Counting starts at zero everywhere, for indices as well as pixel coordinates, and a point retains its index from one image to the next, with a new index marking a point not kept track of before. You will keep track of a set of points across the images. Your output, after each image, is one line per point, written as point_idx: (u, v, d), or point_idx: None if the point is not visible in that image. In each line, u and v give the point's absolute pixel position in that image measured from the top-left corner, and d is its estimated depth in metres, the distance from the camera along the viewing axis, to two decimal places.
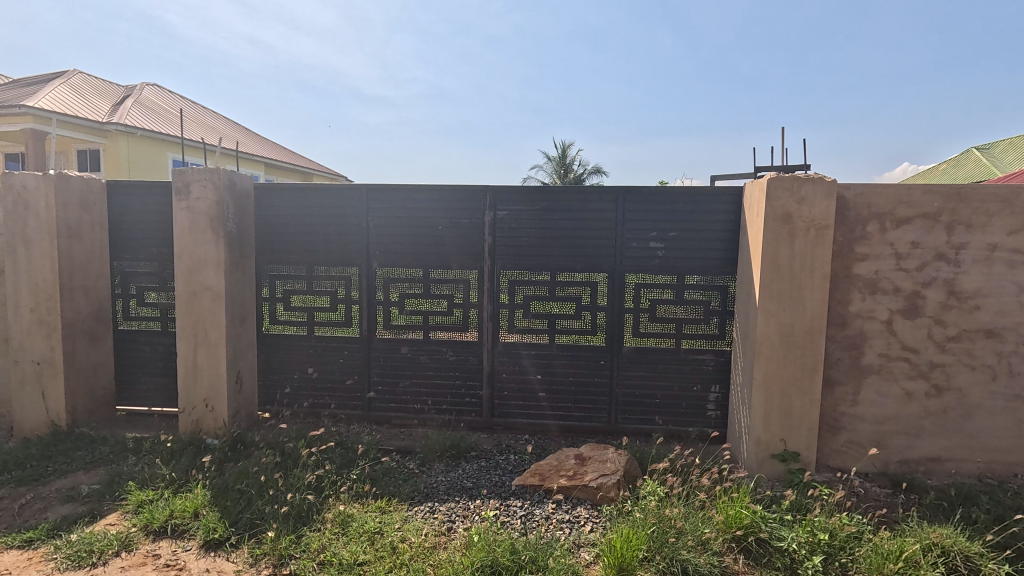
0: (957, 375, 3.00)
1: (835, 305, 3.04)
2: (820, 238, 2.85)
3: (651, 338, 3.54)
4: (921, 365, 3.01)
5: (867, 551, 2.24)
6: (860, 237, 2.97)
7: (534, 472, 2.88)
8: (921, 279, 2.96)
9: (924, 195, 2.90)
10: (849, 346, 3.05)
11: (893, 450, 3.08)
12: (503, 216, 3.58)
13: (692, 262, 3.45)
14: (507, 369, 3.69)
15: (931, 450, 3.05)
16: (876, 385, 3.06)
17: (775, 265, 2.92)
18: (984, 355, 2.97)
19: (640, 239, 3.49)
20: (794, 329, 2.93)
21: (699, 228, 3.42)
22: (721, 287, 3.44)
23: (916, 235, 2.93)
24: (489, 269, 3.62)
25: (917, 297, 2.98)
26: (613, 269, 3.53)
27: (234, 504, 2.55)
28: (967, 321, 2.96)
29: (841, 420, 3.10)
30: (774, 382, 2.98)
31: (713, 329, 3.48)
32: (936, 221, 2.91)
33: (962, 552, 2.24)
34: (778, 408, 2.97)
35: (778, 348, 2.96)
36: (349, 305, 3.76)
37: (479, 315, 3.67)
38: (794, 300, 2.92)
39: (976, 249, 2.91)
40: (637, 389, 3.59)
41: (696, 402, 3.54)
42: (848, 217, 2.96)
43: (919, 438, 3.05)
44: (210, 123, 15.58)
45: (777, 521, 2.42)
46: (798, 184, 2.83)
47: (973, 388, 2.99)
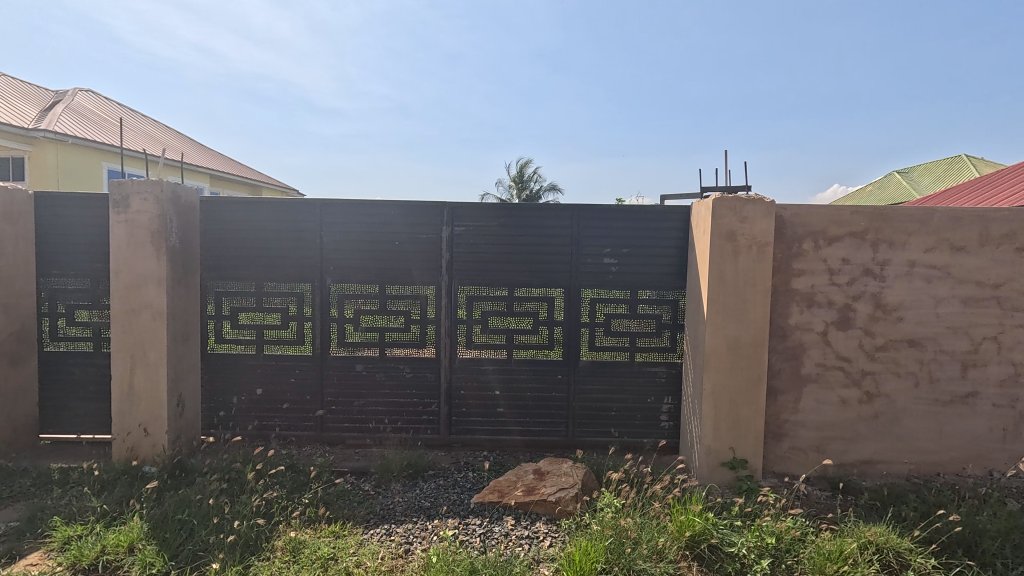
0: (885, 383, 3.23)
1: (776, 318, 3.21)
2: (762, 254, 3.03)
3: (606, 352, 3.62)
4: (854, 374, 3.23)
5: (810, 551, 2.37)
6: (797, 253, 3.17)
7: (493, 488, 2.87)
8: (851, 293, 3.19)
9: (852, 215, 3.14)
10: (790, 357, 3.23)
11: (832, 454, 3.26)
12: (461, 232, 3.59)
13: (644, 278, 3.58)
14: (465, 385, 3.67)
15: (865, 453, 3.25)
16: (814, 393, 3.24)
17: (720, 280, 3.07)
18: (908, 363, 3.21)
19: (595, 254, 3.58)
20: (740, 341, 3.08)
21: (650, 244, 3.55)
22: (672, 301, 3.58)
23: (846, 252, 3.16)
24: (446, 285, 3.61)
25: (848, 309, 3.20)
26: (569, 284, 3.60)
27: (174, 536, 2.39)
28: (892, 331, 3.20)
29: (784, 427, 3.26)
30: (723, 391, 3.11)
31: (665, 342, 3.60)
32: (863, 240, 3.15)
33: (894, 548, 2.40)
34: (727, 417, 3.11)
35: (725, 359, 3.10)
36: (301, 323, 3.66)
37: (436, 331, 3.65)
38: (740, 314, 3.07)
39: (898, 265, 3.16)
40: (593, 402, 3.65)
41: (650, 414, 3.63)
42: (786, 235, 3.16)
43: (854, 442, 3.25)
44: (151, 132, 14.85)
45: (727, 527, 2.51)
46: (740, 205, 3.01)
47: (899, 393, 3.23)
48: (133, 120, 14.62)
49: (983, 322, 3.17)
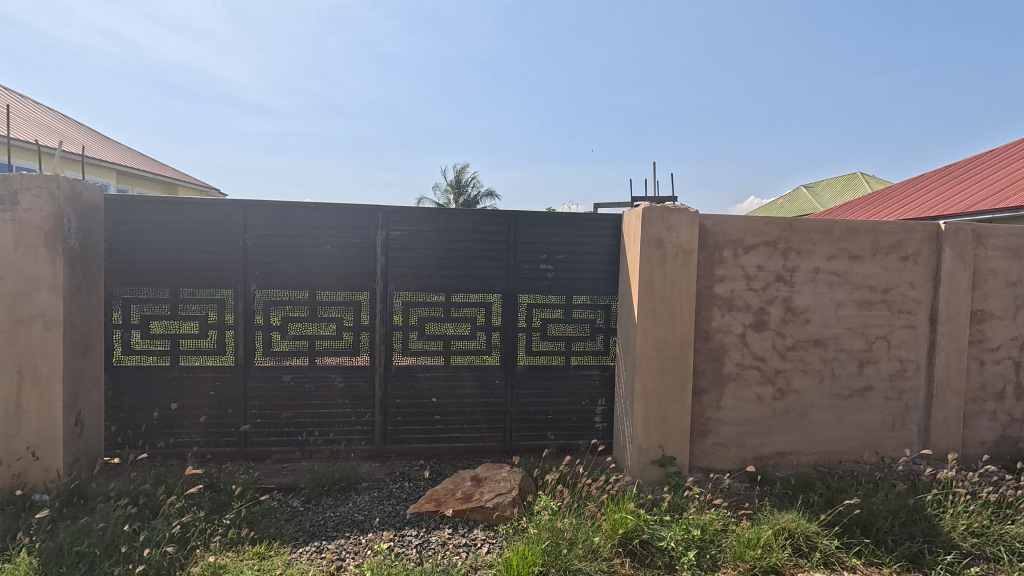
0: (795, 380, 3.51)
1: (700, 321, 3.41)
2: (687, 261, 3.22)
3: (543, 356, 3.68)
4: (768, 372, 3.48)
5: (731, 540, 2.52)
6: (718, 260, 3.38)
7: (430, 498, 2.82)
8: (765, 297, 3.44)
9: (765, 225, 3.40)
10: (712, 357, 3.43)
11: (750, 448, 3.49)
12: (396, 236, 3.52)
13: (579, 283, 3.67)
14: (400, 393, 3.58)
15: (779, 446, 3.51)
16: (734, 391, 3.47)
17: (650, 286, 3.22)
18: (814, 361, 3.51)
19: (531, 260, 3.63)
20: (668, 343, 3.24)
21: (584, 251, 3.66)
22: (605, 306, 3.70)
23: (761, 259, 3.42)
24: (381, 291, 3.53)
25: (763, 313, 3.45)
26: (506, 289, 3.62)
27: (71, 571, 2.15)
28: (801, 332, 3.49)
29: (708, 424, 3.46)
30: (652, 392, 3.25)
31: (599, 346, 3.71)
32: (776, 248, 3.42)
33: (804, 533, 2.61)
34: (656, 416, 3.25)
35: (655, 361, 3.24)
36: (221, 331, 3.43)
37: (370, 338, 3.55)
38: (667, 317, 3.24)
39: (805, 272, 3.46)
40: (530, 407, 3.69)
41: (584, 416, 3.72)
42: (709, 243, 3.36)
43: (769, 435, 3.50)
44: (45, 122, 13.38)
45: (657, 522, 2.62)
46: (667, 214, 3.18)
47: (807, 389, 3.52)
48: (22, 107, 13.11)
49: (875, 323, 3.53)
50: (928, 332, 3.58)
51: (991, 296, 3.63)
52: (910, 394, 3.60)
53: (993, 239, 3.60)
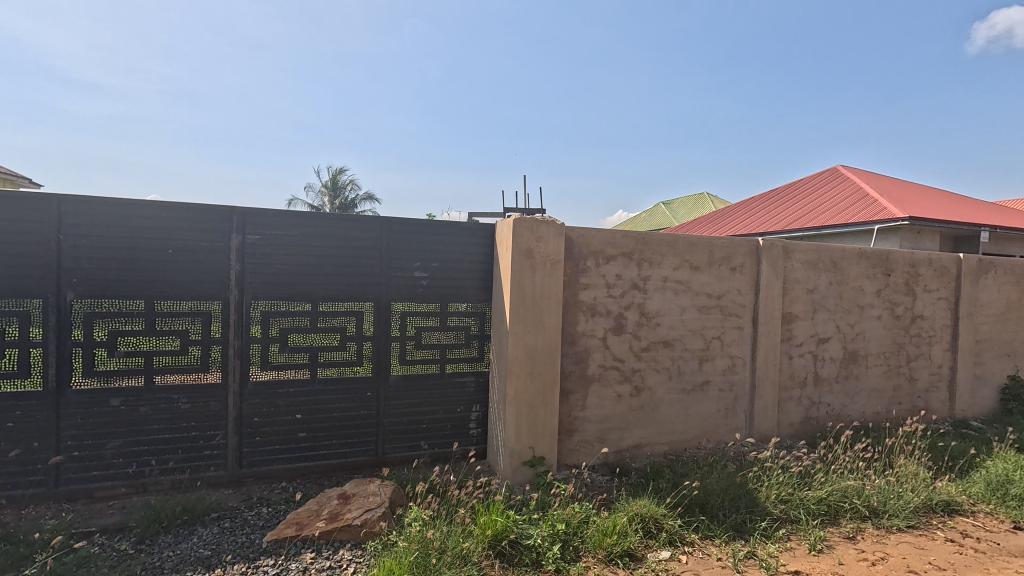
0: (648, 378, 3.89)
1: (567, 326, 3.63)
2: (553, 270, 3.42)
3: (417, 365, 3.63)
4: (626, 372, 3.81)
5: (591, 531, 2.71)
6: (582, 269, 3.64)
7: (290, 522, 2.62)
8: (623, 304, 3.77)
9: (622, 238, 3.74)
10: (578, 360, 3.67)
11: (611, 442, 3.78)
12: (255, 241, 3.25)
13: (453, 291, 3.70)
14: (259, 411, 3.29)
15: (635, 438, 3.85)
16: (597, 391, 3.74)
17: (520, 293, 3.35)
18: (663, 360, 3.92)
19: (405, 268, 3.58)
20: (536, 348, 3.41)
21: (458, 259, 3.70)
22: (478, 313, 3.77)
23: (619, 268, 3.75)
24: (236, 300, 3.22)
25: (621, 318, 3.77)
26: (378, 297, 3.52)
27: None
28: (652, 335, 3.88)
29: (574, 423, 3.68)
30: (523, 396, 3.38)
31: (473, 352, 3.76)
32: (632, 259, 3.78)
33: (653, 516, 2.89)
34: (526, 419, 3.39)
35: (525, 366, 3.38)
36: (26, 349, 2.87)
37: (223, 352, 3.22)
38: (536, 324, 3.40)
39: (655, 280, 3.86)
40: (404, 417, 3.61)
41: (459, 423, 3.74)
42: (574, 253, 3.60)
43: (627, 430, 3.83)
44: None
45: (526, 521, 2.73)
46: (536, 225, 3.36)
47: (658, 386, 3.92)
48: None
49: (712, 326, 4.05)
50: (751, 332, 4.20)
51: (796, 301, 4.37)
52: (739, 385, 4.18)
53: (796, 254, 4.35)
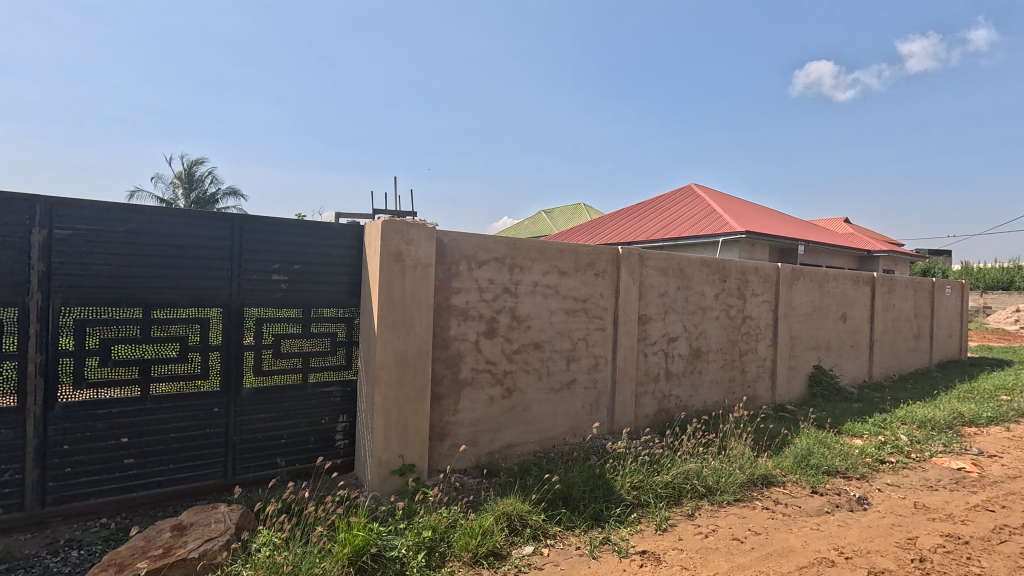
0: (519, 380, 4.01)
1: (439, 330, 3.60)
2: (424, 274, 3.39)
3: (275, 376, 3.36)
4: (498, 374, 3.89)
5: (457, 534, 2.72)
6: (455, 273, 3.65)
7: (106, 563, 2.23)
8: (495, 307, 3.85)
9: (494, 243, 3.83)
10: (450, 364, 3.66)
11: (483, 444, 3.83)
12: (67, 237, 2.77)
13: (318, 295, 3.49)
14: (70, 438, 2.79)
15: (506, 439, 3.95)
16: (469, 394, 3.76)
17: (389, 298, 3.26)
18: (533, 361, 4.08)
19: (261, 270, 3.29)
20: (406, 353, 3.33)
21: (324, 262, 3.50)
22: (346, 319, 3.59)
23: (491, 273, 3.82)
24: (40, 307, 2.71)
25: (493, 321, 3.85)
26: (228, 303, 3.19)
27: None
28: (523, 337, 4.01)
29: (446, 428, 3.66)
30: (391, 403, 3.28)
31: (339, 360, 3.57)
32: (503, 264, 3.88)
33: (519, 514, 2.98)
34: (396, 426, 3.30)
35: (394, 372, 3.29)
36: None
37: (20, 370, 2.69)
38: (406, 329, 3.33)
39: (526, 285, 4.00)
40: (259, 433, 3.31)
41: (324, 436, 3.52)
42: (446, 257, 3.60)
43: (498, 431, 3.90)
44: None
45: (390, 532, 2.64)
46: (406, 228, 3.30)
47: (529, 386, 4.06)
48: None
49: (578, 327, 4.31)
50: (613, 333, 4.54)
51: (650, 304, 4.82)
52: (602, 383, 4.49)
53: (651, 261, 4.80)
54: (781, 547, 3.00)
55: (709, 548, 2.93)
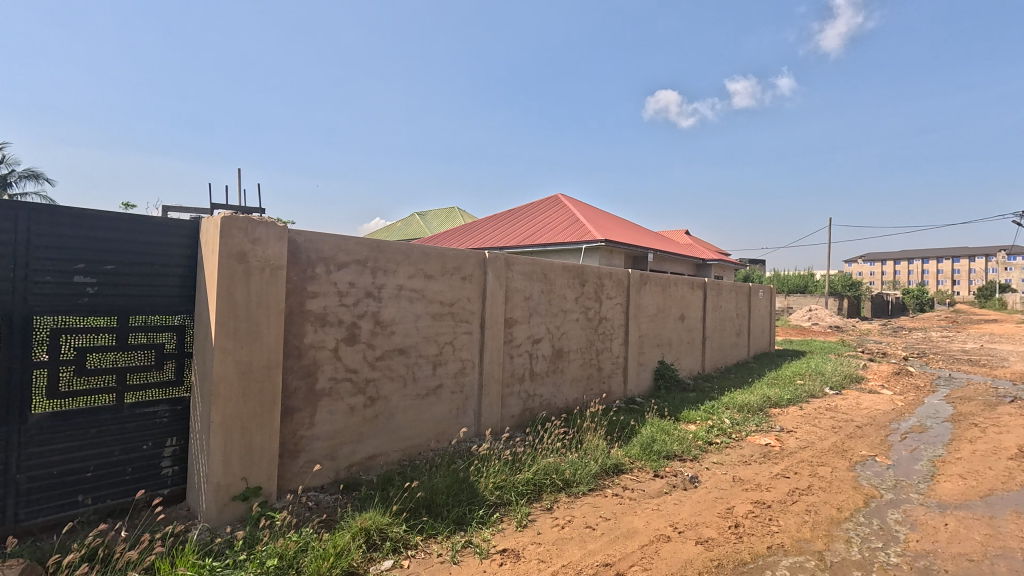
0: (383, 387, 3.86)
1: (292, 338, 3.32)
2: (274, 276, 3.10)
3: (78, 398, 2.80)
4: (359, 383, 3.70)
5: (309, 558, 2.53)
6: (310, 276, 3.39)
7: None
8: (356, 312, 3.66)
9: (355, 245, 3.65)
10: (305, 374, 3.39)
11: (342, 458, 3.60)
12: None
13: (139, 301, 2.99)
14: None
15: (368, 450, 3.76)
16: (327, 406, 3.51)
17: (230, 303, 2.91)
18: (398, 367, 3.95)
19: (59, 271, 2.73)
20: (252, 364, 3.01)
21: (147, 262, 3.02)
22: (176, 328, 3.13)
23: (351, 276, 3.62)
24: None
25: (354, 327, 3.65)
26: (10, 311, 2.59)
27: None
28: (387, 343, 3.86)
29: (300, 443, 3.37)
30: (233, 421, 2.94)
31: (168, 376, 3.11)
32: (365, 266, 3.70)
33: (378, 527, 2.87)
34: (238, 447, 2.95)
35: (236, 385, 2.95)
36: None
37: None
38: (252, 337, 3.01)
39: (390, 289, 3.87)
40: (55, 468, 2.73)
41: (146, 464, 3.02)
42: (300, 259, 3.34)
43: (360, 442, 3.70)
44: None
45: (225, 567, 2.39)
46: (252, 226, 3.00)
47: (393, 393, 3.92)
48: None
49: (444, 331, 4.28)
50: (479, 336, 4.59)
51: (516, 307, 4.97)
52: (469, 386, 4.52)
53: (516, 265, 4.96)
54: (626, 529, 3.28)
55: (564, 539, 3.10)
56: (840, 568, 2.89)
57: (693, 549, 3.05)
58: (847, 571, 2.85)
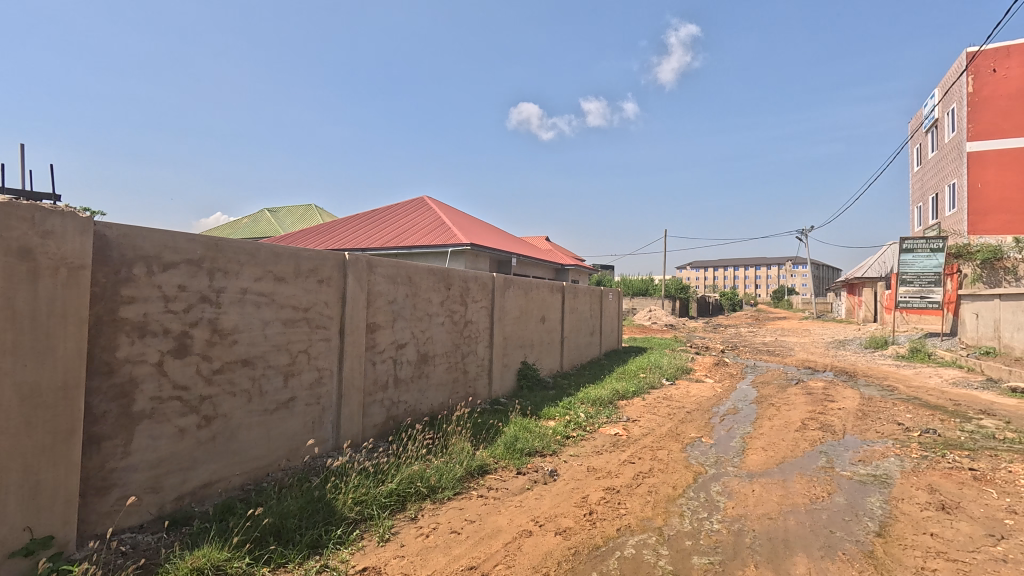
0: (222, 405, 3.40)
1: (99, 352, 2.76)
2: (73, 278, 2.55)
3: None
4: (191, 401, 3.21)
5: None
6: (125, 278, 2.86)
7: None
8: (188, 320, 3.17)
9: (187, 242, 3.18)
10: (118, 395, 2.84)
11: (168, 490, 3.09)
12: None
13: None
14: None
15: (203, 477, 3.28)
16: (148, 430, 2.98)
17: (7, 311, 2.32)
18: (241, 381, 3.51)
19: None
20: (40, 386, 2.43)
21: None
22: None
23: (182, 278, 3.14)
24: None
25: (185, 337, 3.16)
26: None
27: None
28: (227, 354, 3.41)
29: (110, 478, 2.81)
30: (10, 458, 2.34)
31: None
32: (200, 267, 3.23)
33: (213, 564, 2.55)
34: (18, 490, 2.36)
35: (16, 414, 2.35)
36: None
37: None
38: (40, 352, 2.43)
39: (231, 293, 3.43)
40: None
41: None
42: (111, 258, 2.80)
43: (192, 469, 3.21)
44: None
45: None
46: (41, 216, 2.43)
47: (235, 410, 3.47)
48: None
49: (298, 339, 3.92)
50: (338, 343, 4.30)
51: (378, 311, 4.76)
52: (326, 397, 4.20)
53: (379, 268, 4.76)
54: (490, 529, 3.33)
55: (429, 547, 3.04)
56: (675, 539, 3.27)
57: (552, 540, 3.20)
58: (680, 542, 3.23)
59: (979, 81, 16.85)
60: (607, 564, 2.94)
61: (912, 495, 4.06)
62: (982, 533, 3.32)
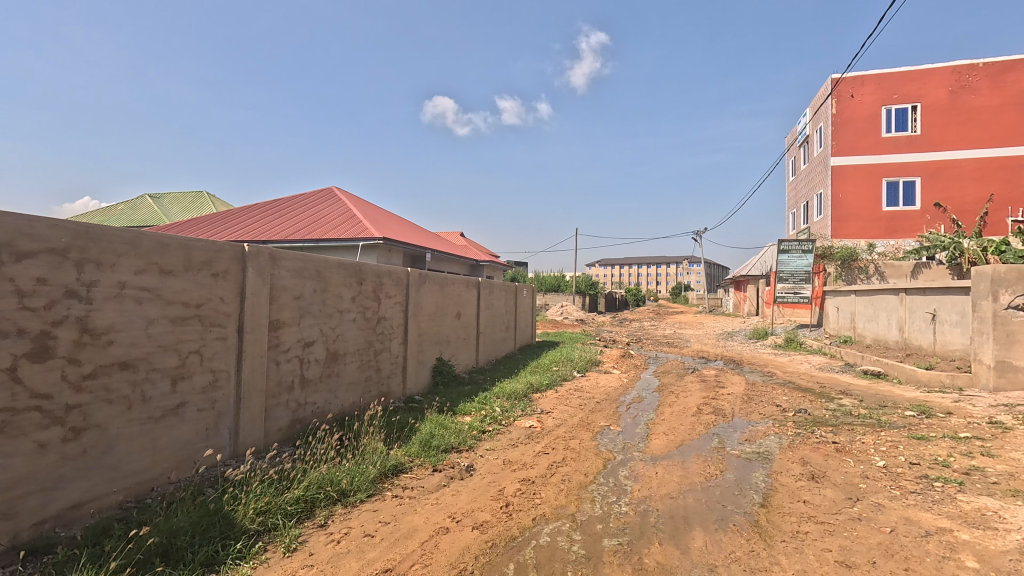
0: (95, 415, 2.98)
1: None
2: None
3: None
4: (55, 411, 2.78)
5: None
6: None
7: None
8: (49, 318, 2.75)
9: (48, 229, 2.75)
10: None
11: (25, 515, 2.66)
12: None
13: None
14: None
15: (71, 498, 2.86)
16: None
17: None
18: (119, 387, 3.11)
19: None
20: None
21: None
22: None
23: (41, 271, 2.71)
24: None
25: (46, 337, 2.74)
26: None
27: None
28: (101, 357, 3.01)
29: None
30: None
31: None
32: (65, 258, 2.81)
33: None
34: None
35: None
36: None
37: None
38: None
39: (105, 287, 3.02)
40: None
41: None
42: None
43: (56, 490, 2.79)
44: None
45: None
46: None
47: (111, 420, 3.07)
48: None
49: (188, 339, 3.55)
50: (236, 343, 3.96)
51: (283, 308, 4.45)
52: (222, 401, 3.85)
53: (283, 262, 4.44)
54: (406, 529, 3.26)
55: (340, 554, 2.90)
56: (587, 524, 3.41)
57: (469, 535, 3.20)
58: (592, 526, 3.38)
59: (842, 105, 19.24)
60: (524, 553, 3.00)
61: (788, 468, 4.57)
62: (842, 497, 3.83)
